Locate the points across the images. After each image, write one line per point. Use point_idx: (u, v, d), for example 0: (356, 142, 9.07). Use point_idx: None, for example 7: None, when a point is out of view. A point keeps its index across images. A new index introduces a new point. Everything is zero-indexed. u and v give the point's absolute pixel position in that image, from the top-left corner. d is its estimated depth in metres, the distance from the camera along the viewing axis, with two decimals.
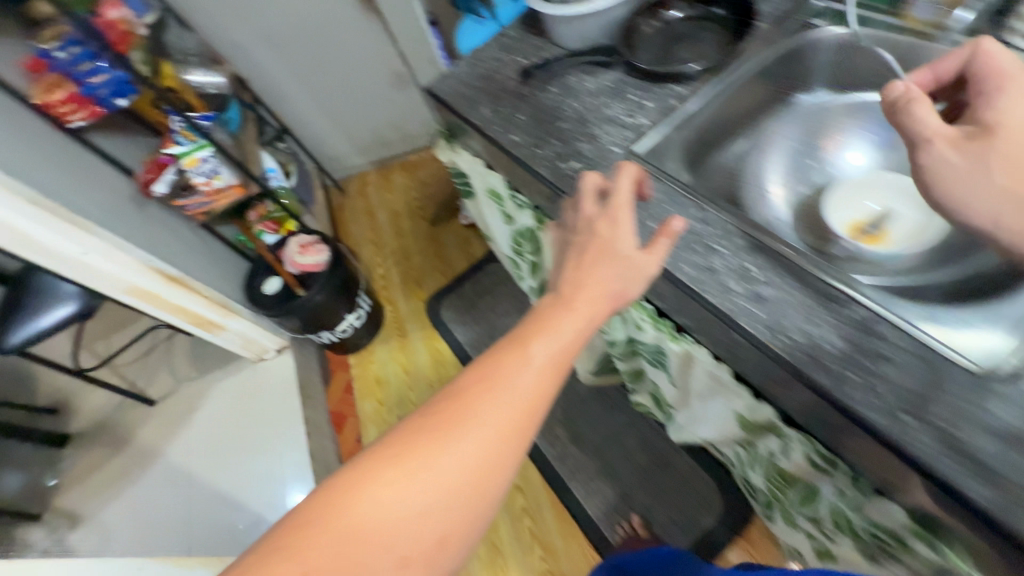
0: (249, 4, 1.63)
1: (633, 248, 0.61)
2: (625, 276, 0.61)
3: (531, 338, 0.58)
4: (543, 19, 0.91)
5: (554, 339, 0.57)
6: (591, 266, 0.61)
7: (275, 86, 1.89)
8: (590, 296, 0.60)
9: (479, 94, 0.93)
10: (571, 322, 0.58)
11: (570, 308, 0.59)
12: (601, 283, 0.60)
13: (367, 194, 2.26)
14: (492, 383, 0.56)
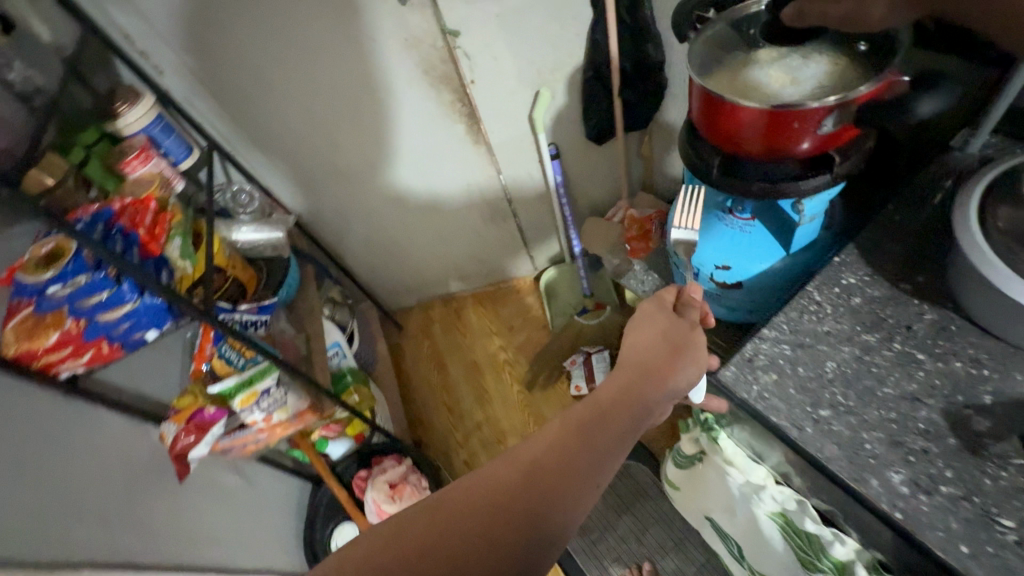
0: (324, 141, 1.20)
1: (683, 331, 0.62)
2: (681, 357, 0.60)
3: (599, 410, 0.57)
4: (988, 302, 0.49)
5: (617, 413, 0.57)
6: (653, 351, 0.61)
7: (336, 225, 1.44)
8: (651, 378, 0.59)
9: (862, 431, 0.50)
10: (631, 391, 0.58)
11: (635, 387, 0.58)
12: (658, 368, 0.59)
13: (433, 338, 1.77)
14: (559, 449, 0.54)
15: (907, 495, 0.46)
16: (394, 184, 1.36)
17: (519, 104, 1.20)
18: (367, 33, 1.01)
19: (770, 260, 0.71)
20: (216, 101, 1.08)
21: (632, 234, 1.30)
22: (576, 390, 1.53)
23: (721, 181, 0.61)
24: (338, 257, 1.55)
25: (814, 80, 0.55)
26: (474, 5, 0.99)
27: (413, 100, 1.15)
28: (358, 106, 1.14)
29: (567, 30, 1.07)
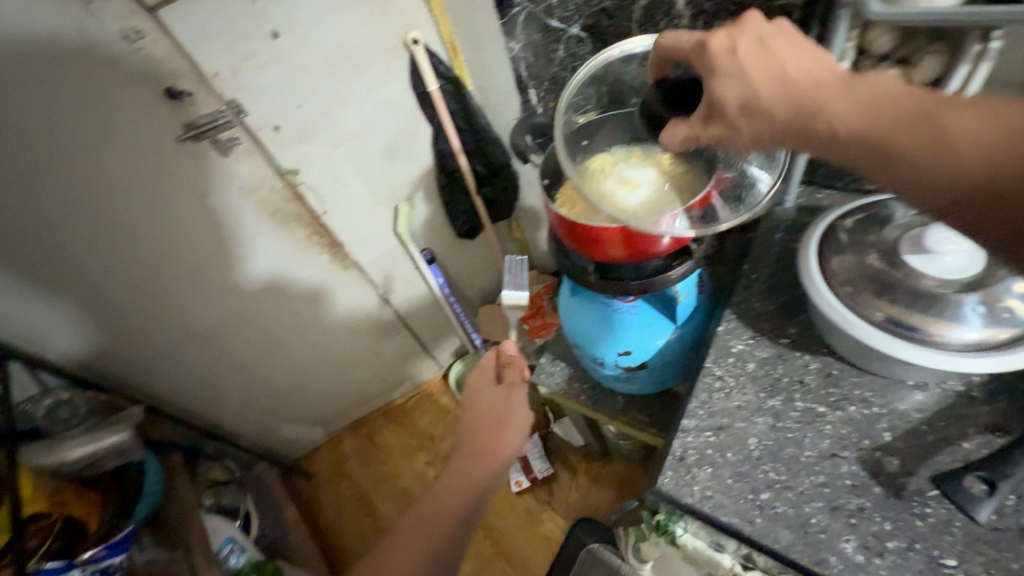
0: (164, 312, 1.02)
1: (502, 397, 0.78)
2: (509, 428, 0.76)
3: (452, 490, 0.72)
4: (853, 344, 0.54)
5: (466, 488, 0.72)
6: (487, 423, 0.76)
7: (203, 393, 1.24)
8: (491, 451, 0.74)
9: (804, 505, 0.50)
10: (477, 461, 0.74)
11: (479, 464, 0.73)
12: (494, 441, 0.75)
13: (351, 477, 1.56)
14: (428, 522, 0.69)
15: (865, 562, 0.46)
16: (264, 333, 1.20)
17: (381, 222, 1.16)
18: (195, 192, 0.90)
19: (663, 336, 0.73)
20: (32, 289, 0.89)
21: (527, 314, 1.28)
22: (518, 485, 1.40)
23: (601, 285, 0.64)
24: (213, 426, 1.33)
25: (648, 181, 0.60)
26: (309, 142, 0.95)
27: (266, 245, 1.05)
28: (202, 267, 1.00)
29: (411, 147, 1.07)
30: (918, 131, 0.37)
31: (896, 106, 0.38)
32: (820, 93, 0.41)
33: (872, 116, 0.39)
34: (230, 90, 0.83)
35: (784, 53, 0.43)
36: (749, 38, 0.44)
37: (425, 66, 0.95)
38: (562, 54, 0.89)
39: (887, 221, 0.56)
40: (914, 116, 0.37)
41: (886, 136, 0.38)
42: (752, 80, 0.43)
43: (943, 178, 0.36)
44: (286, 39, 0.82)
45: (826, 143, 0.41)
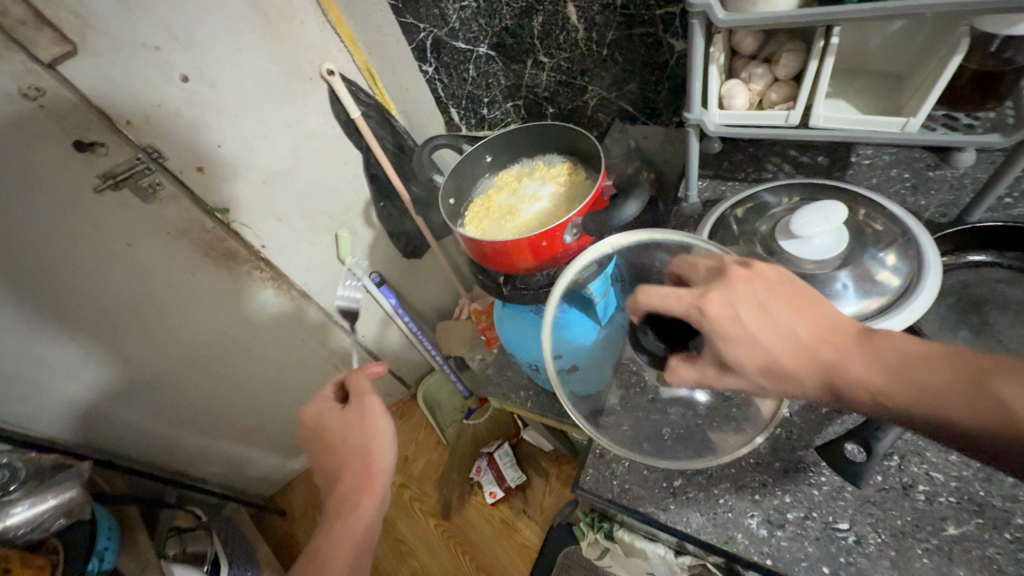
0: (106, 366, 1.00)
1: (356, 424, 0.66)
2: (369, 452, 0.64)
3: (319, 559, 0.58)
4: None
5: (337, 548, 0.59)
6: (345, 463, 0.64)
7: (158, 441, 1.21)
8: (355, 491, 0.62)
9: (713, 487, 0.52)
10: (344, 513, 0.61)
11: (346, 513, 0.61)
12: (358, 478, 0.63)
13: (326, 507, 1.54)
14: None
15: (768, 535, 0.48)
16: (217, 375, 1.18)
17: (324, 251, 1.16)
18: (121, 241, 0.87)
19: None
20: None
21: (482, 325, 1.30)
22: (492, 496, 1.39)
23: (513, 294, 0.65)
24: (176, 472, 1.31)
25: (549, 197, 0.67)
26: (236, 180, 0.94)
27: (205, 288, 1.02)
28: (140, 318, 0.97)
29: (344, 173, 1.10)
30: (957, 393, 0.35)
31: (923, 367, 0.37)
32: (839, 357, 0.39)
33: (900, 372, 0.37)
34: (144, 137, 0.81)
35: (789, 310, 0.41)
36: (745, 302, 0.42)
37: (345, 95, 1.01)
38: (473, 74, 0.95)
39: (770, 208, 0.59)
40: (950, 380, 0.35)
41: (929, 401, 0.36)
42: (768, 344, 0.41)
43: (992, 435, 0.33)
44: (196, 81, 0.83)
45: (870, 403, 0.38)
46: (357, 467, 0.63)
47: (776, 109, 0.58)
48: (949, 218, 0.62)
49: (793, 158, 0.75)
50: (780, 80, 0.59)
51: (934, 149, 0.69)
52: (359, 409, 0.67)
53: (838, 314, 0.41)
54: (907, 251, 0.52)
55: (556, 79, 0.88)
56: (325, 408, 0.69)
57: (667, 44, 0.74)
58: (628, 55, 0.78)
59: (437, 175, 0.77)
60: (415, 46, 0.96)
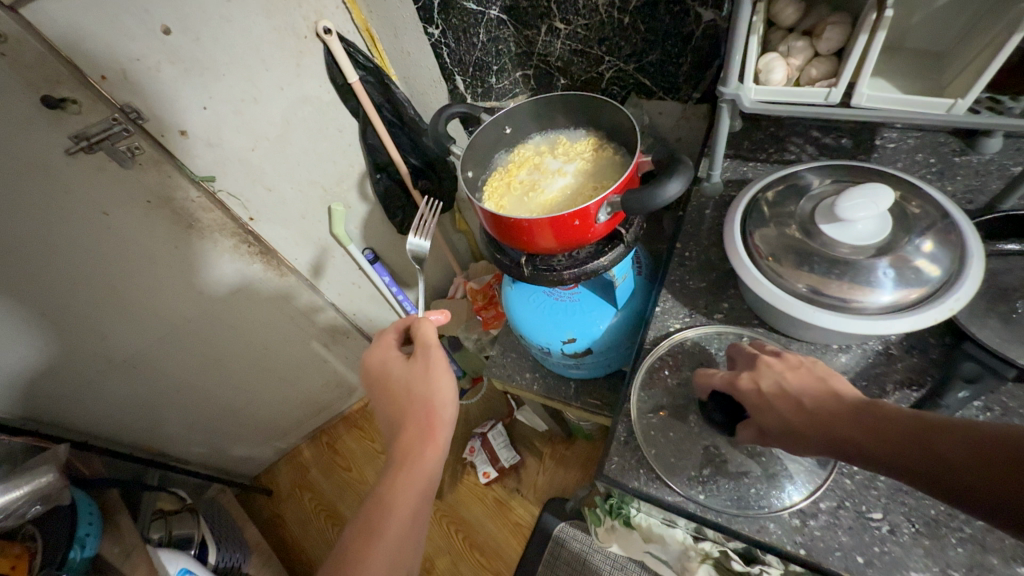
0: (80, 343, 0.93)
1: (419, 374, 0.63)
2: (434, 406, 0.61)
3: (381, 504, 0.54)
4: (780, 316, 0.55)
5: (400, 494, 0.54)
6: (408, 413, 0.61)
7: (138, 422, 1.15)
8: (418, 441, 0.58)
9: (743, 476, 0.51)
10: (407, 458, 0.57)
11: (410, 460, 0.57)
12: (422, 428, 0.59)
13: (314, 487, 1.51)
14: (364, 552, 0.50)
15: (801, 525, 0.48)
16: (204, 351, 1.13)
17: (315, 226, 1.10)
18: (95, 209, 0.80)
19: (607, 319, 0.72)
20: None
21: (479, 305, 1.27)
22: (486, 476, 1.39)
23: (536, 275, 0.62)
24: (157, 453, 1.26)
25: (571, 174, 0.63)
26: (224, 146, 0.87)
27: (189, 259, 0.96)
28: (118, 292, 0.91)
29: (339, 142, 1.04)
30: (913, 442, 0.36)
31: (887, 423, 0.38)
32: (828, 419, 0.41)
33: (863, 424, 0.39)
34: (121, 94, 0.74)
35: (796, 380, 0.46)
36: (767, 378, 0.47)
37: (342, 58, 0.94)
38: (482, 39, 0.89)
39: (805, 190, 0.57)
40: (909, 435, 0.36)
41: (887, 454, 0.37)
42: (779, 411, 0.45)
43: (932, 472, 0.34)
44: (179, 35, 0.75)
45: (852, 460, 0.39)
46: (422, 417, 0.60)
47: (815, 86, 0.55)
48: (979, 205, 0.61)
49: (816, 139, 0.73)
50: (821, 55, 0.57)
51: (960, 134, 0.68)
52: (425, 359, 0.64)
53: (845, 387, 0.44)
54: (949, 243, 0.50)
55: (570, 48, 0.83)
56: (387, 357, 0.66)
57: (694, 13, 0.69)
58: (651, 24, 0.73)
59: (452, 147, 0.72)
60: (421, 6, 0.89)
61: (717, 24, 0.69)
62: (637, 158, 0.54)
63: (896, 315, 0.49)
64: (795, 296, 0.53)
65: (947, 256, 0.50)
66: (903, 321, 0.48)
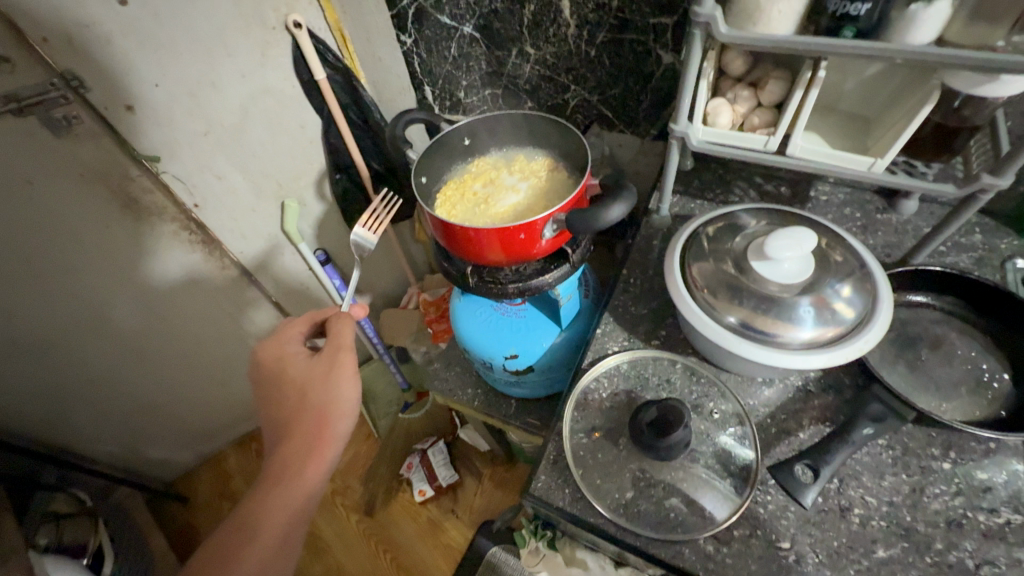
0: None
1: (317, 377, 0.62)
2: (329, 416, 0.61)
3: (250, 525, 0.56)
4: (711, 345, 0.57)
5: (270, 517, 0.56)
6: (299, 422, 0.61)
7: (40, 414, 1.05)
8: (306, 457, 0.59)
9: (664, 499, 0.51)
10: (290, 474, 0.58)
11: (294, 476, 0.58)
12: (311, 442, 0.60)
13: (235, 497, 1.42)
14: (220, 573, 0.54)
15: (715, 552, 0.48)
16: (127, 340, 1.05)
17: (266, 220, 1.06)
18: (18, 177, 0.74)
19: (550, 338, 0.73)
20: None
21: (431, 317, 1.26)
22: (421, 495, 1.34)
23: (480, 288, 0.62)
24: (59, 450, 1.15)
25: (526, 191, 0.64)
26: (172, 127, 0.84)
27: (119, 243, 0.90)
28: (32, 270, 0.84)
29: (299, 138, 1.01)
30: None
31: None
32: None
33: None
34: (64, 60, 0.70)
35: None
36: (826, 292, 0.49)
37: (311, 53, 0.92)
38: (454, 53, 0.90)
39: (741, 228, 0.61)
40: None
41: None
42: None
43: None
44: (136, 6, 0.72)
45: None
46: (314, 429, 0.60)
47: (756, 133, 0.59)
48: (897, 259, 0.66)
49: (759, 185, 0.77)
50: (763, 106, 0.61)
51: (883, 194, 0.74)
52: (327, 363, 0.63)
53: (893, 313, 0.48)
54: (866, 290, 0.54)
55: (539, 72, 0.85)
56: (288, 354, 0.65)
57: (654, 54, 0.73)
58: (615, 59, 0.77)
59: (409, 152, 0.72)
60: (396, 13, 0.89)
61: (676, 66, 0.73)
62: (587, 181, 0.56)
63: (813, 351, 0.51)
64: (725, 327, 0.55)
65: (864, 302, 0.53)
66: (819, 361, 0.51)
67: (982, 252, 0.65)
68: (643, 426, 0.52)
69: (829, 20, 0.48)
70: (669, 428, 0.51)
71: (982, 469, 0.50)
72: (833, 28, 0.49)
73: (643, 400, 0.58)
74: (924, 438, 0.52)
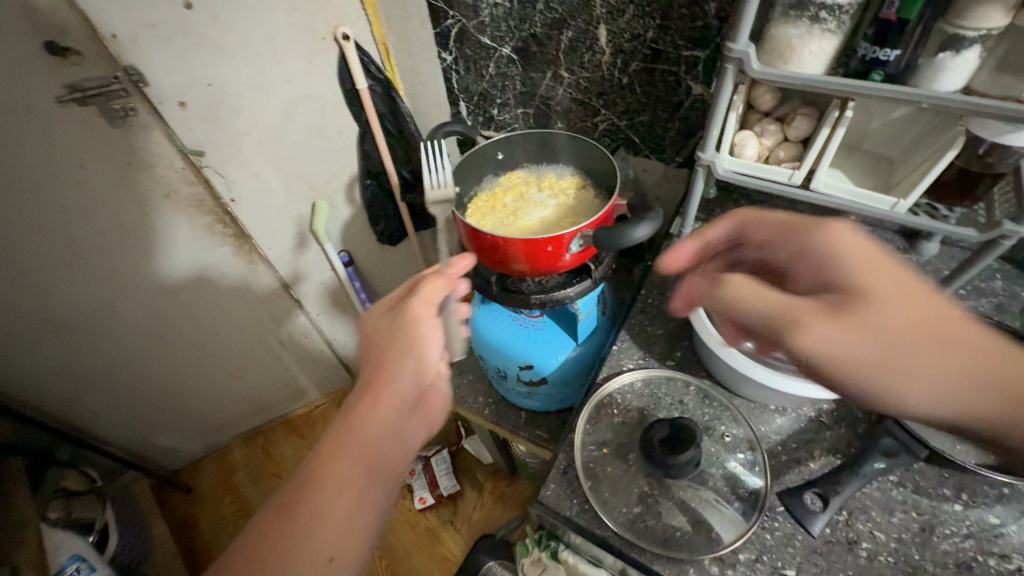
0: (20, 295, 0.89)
1: (414, 306, 0.51)
2: (422, 352, 0.49)
3: (324, 482, 0.42)
4: (727, 368, 0.58)
5: (347, 472, 0.43)
6: (388, 357, 0.48)
7: (62, 391, 1.08)
8: (392, 401, 0.46)
9: (672, 518, 0.52)
10: (365, 426, 0.45)
11: (377, 420, 0.45)
12: (401, 382, 0.47)
13: (237, 490, 1.43)
14: (283, 543, 0.40)
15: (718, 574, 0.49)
16: (153, 325, 1.08)
17: (296, 219, 1.10)
18: (73, 161, 0.79)
19: (565, 352, 0.74)
20: None
21: None
22: (421, 502, 1.34)
23: (503, 297, 0.64)
24: (75, 428, 1.17)
25: (554, 207, 0.67)
26: (217, 125, 0.88)
27: (157, 230, 0.94)
28: (74, 250, 0.88)
29: (335, 142, 1.05)
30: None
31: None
32: (871, 273, 0.40)
33: (948, 362, 0.37)
34: (128, 56, 0.75)
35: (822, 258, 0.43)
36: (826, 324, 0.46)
37: (355, 64, 0.96)
38: (491, 72, 0.93)
39: None
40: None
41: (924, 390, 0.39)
42: (834, 244, 0.43)
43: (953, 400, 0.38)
44: (199, 12, 0.77)
45: (894, 385, 0.38)
46: (399, 373, 0.47)
47: (781, 166, 0.61)
48: None
49: None
50: (790, 141, 0.63)
51: (904, 235, 0.75)
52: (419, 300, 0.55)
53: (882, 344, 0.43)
54: None
55: (571, 96, 0.88)
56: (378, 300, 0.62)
57: (685, 85, 0.76)
58: (646, 88, 0.80)
59: (444, 162, 0.75)
60: (438, 32, 0.92)
61: (705, 98, 0.75)
62: (614, 201, 0.58)
63: None
64: (741, 352, 0.56)
65: None
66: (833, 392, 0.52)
67: (1003, 298, 0.65)
68: (653, 442, 0.53)
69: (858, 62, 0.51)
70: (682, 447, 0.52)
71: (993, 513, 0.50)
72: (862, 70, 0.51)
73: (655, 418, 0.59)
74: (935, 477, 0.52)
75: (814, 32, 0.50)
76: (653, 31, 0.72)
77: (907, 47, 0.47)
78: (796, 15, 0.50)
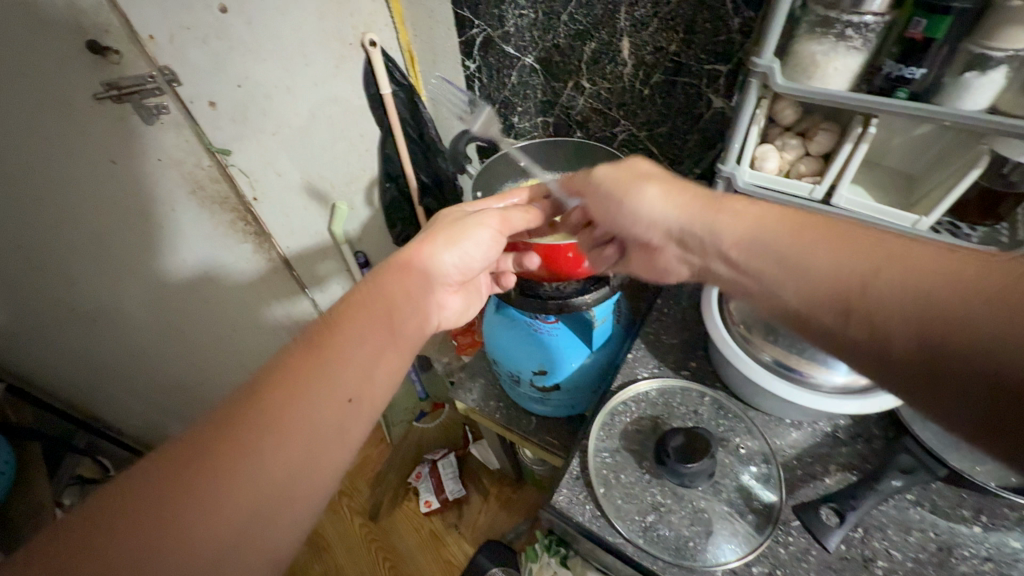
0: (47, 284, 0.91)
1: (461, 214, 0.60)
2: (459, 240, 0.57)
3: (375, 310, 0.46)
4: (743, 380, 0.59)
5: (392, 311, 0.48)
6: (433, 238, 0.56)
7: (81, 380, 1.10)
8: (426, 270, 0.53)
9: (685, 529, 0.52)
10: (395, 299, 0.49)
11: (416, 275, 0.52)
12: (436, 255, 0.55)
13: None
14: (332, 352, 0.42)
15: None
16: (172, 319, 1.10)
17: (316, 218, 1.12)
18: (106, 156, 0.81)
19: (579, 359, 0.75)
20: None
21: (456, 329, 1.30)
22: (427, 506, 1.34)
23: (522, 302, 0.65)
24: (91, 417, 1.19)
25: None
26: (245, 125, 0.90)
27: (181, 224, 0.96)
28: (101, 241, 0.90)
29: (357, 145, 1.07)
30: (916, 365, 0.33)
31: (938, 273, 0.33)
32: (686, 194, 0.50)
33: (791, 260, 0.41)
34: (164, 56, 0.77)
35: (622, 181, 0.52)
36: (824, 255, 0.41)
37: (380, 69, 0.98)
38: (513, 80, 0.94)
39: None
40: (966, 333, 0.30)
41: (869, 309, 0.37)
42: (661, 174, 0.52)
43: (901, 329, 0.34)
44: (234, 15, 0.79)
45: (756, 277, 0.44)
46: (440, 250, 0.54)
47: (802, 180, 0.62)
48: None
49: None
50: (811, 155, 0.63)
51: None
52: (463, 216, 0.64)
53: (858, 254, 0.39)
54: None
55: (592, 105, 0.89)
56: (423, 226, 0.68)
57: (706, 98, 0.76)
58: (667, 99, 0.80)
59: (466, 168, 0.77)
60: (464, 40, 0.93)
61: (725, 111, 0.76)
62: None
63: (847, 397, 0.52)
64: (757, 364, 0.56)
65: None
66: (850, 407, 0.52)
67: None
68: (668, 450, 0.53)
69: (883, 79, 0.51)
70: (692, 457, 0.52)
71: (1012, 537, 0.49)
72: (886, 88, 0.51)
73: (669, 427, 0.59)
74: (953, 497, 0.52)
75: (839, 48, 0.51)
76: (676, 44, 0.73)
77: (931, 66, 0.48)
78: (821, 32, 0.51)
